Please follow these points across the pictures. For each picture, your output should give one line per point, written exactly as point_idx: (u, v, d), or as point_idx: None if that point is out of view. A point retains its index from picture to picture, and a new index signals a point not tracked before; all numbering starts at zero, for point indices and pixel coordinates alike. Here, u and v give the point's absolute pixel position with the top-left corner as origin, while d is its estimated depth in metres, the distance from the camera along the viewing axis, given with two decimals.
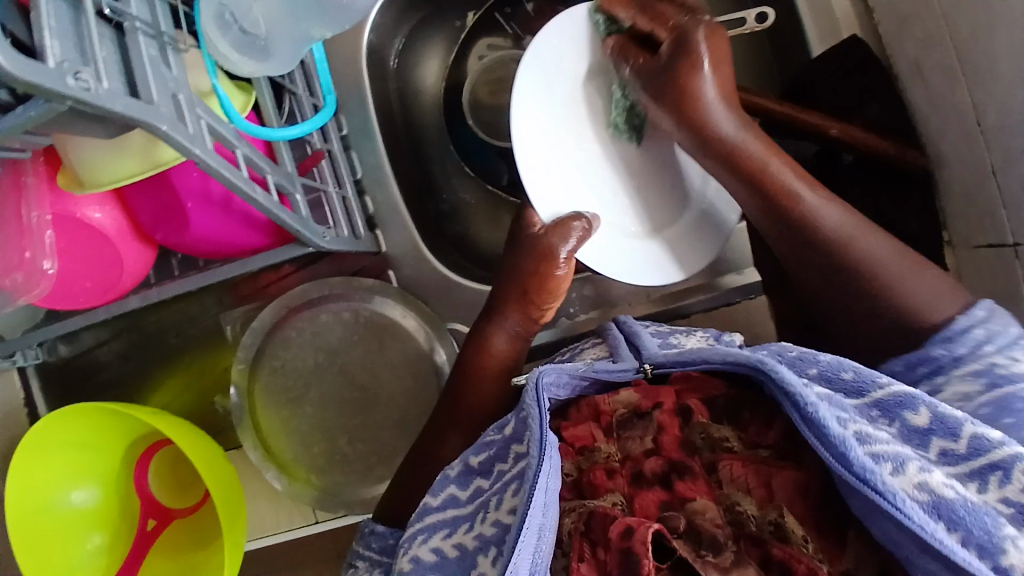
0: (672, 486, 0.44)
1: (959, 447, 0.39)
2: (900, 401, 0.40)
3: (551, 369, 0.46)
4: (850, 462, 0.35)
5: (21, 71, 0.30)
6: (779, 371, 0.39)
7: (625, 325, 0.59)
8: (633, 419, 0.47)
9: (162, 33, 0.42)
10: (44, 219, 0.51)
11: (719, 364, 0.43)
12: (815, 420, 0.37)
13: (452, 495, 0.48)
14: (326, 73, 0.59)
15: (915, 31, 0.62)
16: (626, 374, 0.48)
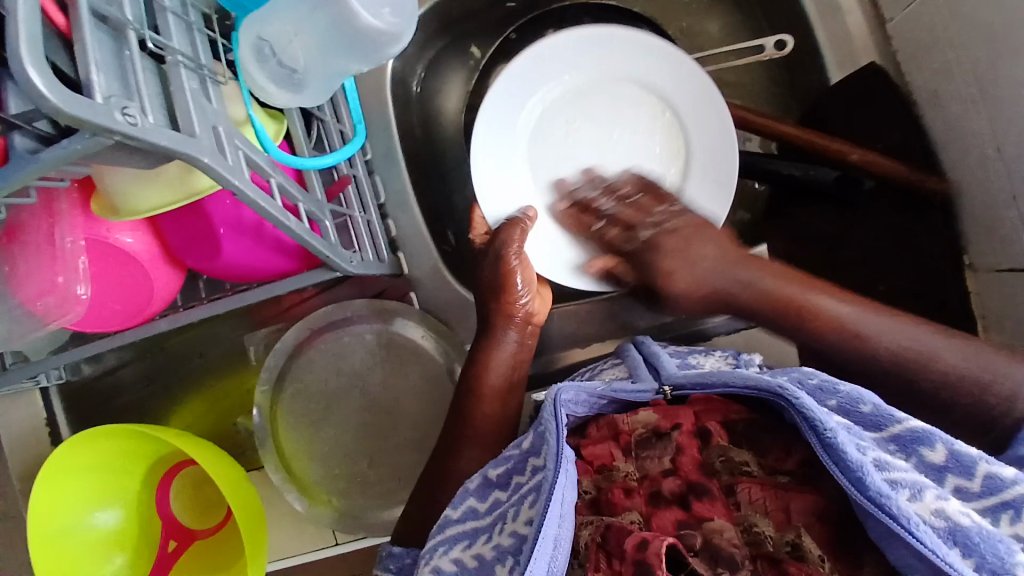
0: (690, 506, 0.44)
1: (971, 485, 0.40)
2: (917, 436, 0.42)
3: (569, 386, 0.47)
4: (867, 488, 0.37)
5: (69, 107, 0.31)
6: (800, 398, 0.40)
7: (643, 346, 0.59)
8: (652, 439, 0.48)
9: (202, 67, 0.43)
10: (78, 245, 0.52)
11: (740, 389, 0.45)
12: (834, 445, 0.38)
13: (472, 507, 0.48)
14: (356, 102, 0.59)
15: (933, 58, 0.63)
16: (645, 395, 0.48)
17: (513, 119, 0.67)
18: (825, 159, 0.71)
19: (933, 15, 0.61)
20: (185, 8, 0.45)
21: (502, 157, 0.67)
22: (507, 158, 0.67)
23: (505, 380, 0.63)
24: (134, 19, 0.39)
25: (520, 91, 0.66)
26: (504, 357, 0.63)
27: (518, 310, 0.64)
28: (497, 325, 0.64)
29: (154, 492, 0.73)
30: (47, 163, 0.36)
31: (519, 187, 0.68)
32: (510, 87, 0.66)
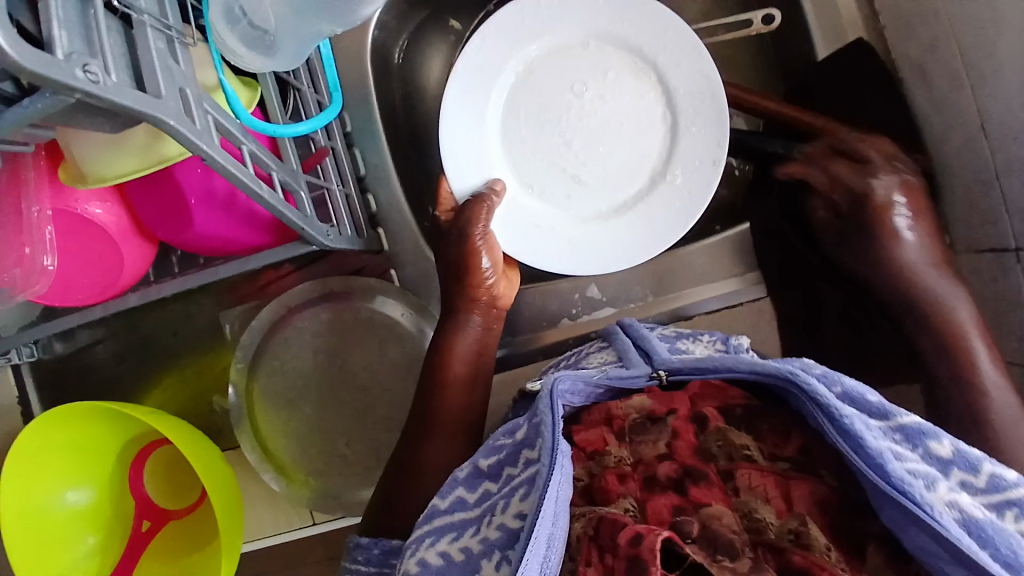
0: (686, 491, 0.43)
1: (977, 481, 0.38)
2: (923, 430, 0.39)
3: (566, 375, 0.44)
4: (887, 473, 0.35)
5: (26, 59, 0.30)
6: (813, 386, 0.38)
7: (630, 329, 0.57)
8: (646, 424, 0.46)
9: (171, 28, 0.41)
10: (44, 215, 0.51)
11: (742, 373, 0.41)
12: (853, 433, 0.36)
13: (460, 499, 0.46)
14: (332, 70, 0.55)
15: (920, 34, 0.62)
16: (638, 381, 0.45)
17: (480, 75, 0.63)
18: (815, 136, 0.69)
19: None
20: None
21: (473, 113, 0.63)
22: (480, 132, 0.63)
23: (472, 365, 0.63)
24: None
25: (496, 44, 0.62)
26: (469, 341, 0.63)
27: (483, 291, 0.63)
28: (459, 307, 0.64)
29: (128, 471, 0.71)
30: (10, 123, 0.35)
31: (484, 150, 0.64)
32: (485, 51, 0.62)
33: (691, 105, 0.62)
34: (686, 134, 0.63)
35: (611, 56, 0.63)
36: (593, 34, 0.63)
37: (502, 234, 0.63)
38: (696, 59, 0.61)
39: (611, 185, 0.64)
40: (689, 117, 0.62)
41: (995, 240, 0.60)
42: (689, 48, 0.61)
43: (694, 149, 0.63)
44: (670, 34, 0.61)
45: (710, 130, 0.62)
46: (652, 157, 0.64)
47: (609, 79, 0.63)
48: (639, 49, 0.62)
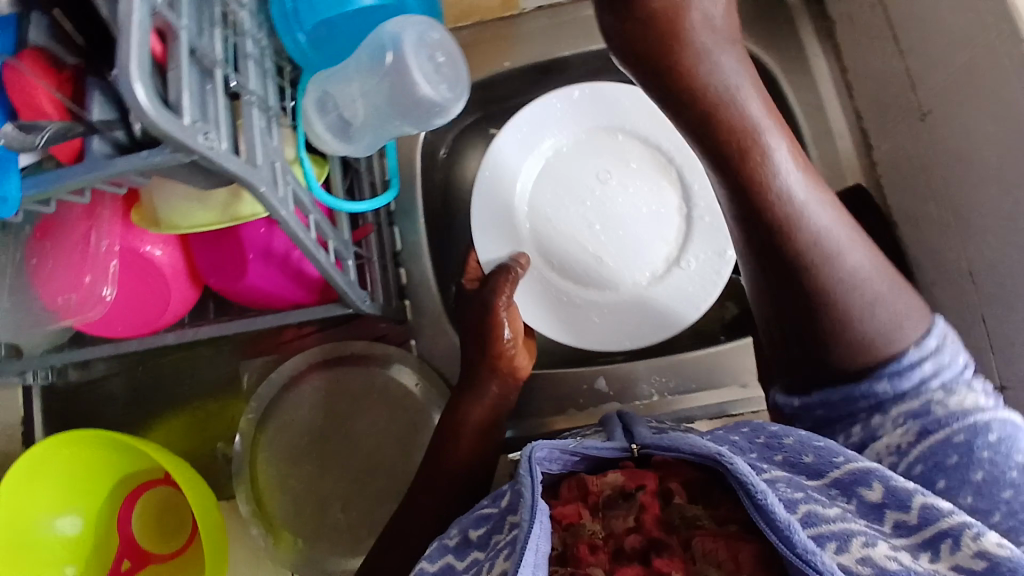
0: (650, 562, 0.45)
1: (910, 517, 0.43)
2: (854, 478, 0.44)
3: (543, 444, 0.49)
4: (795, 545, 0.38)
5: (160, 120, 0.35)
6: (733, 462, 0.42)
7: (625, 415, 0.58)
8: (618, 500, 0.49)
9: (270, 109, 0.47)
10: (112, 249, 0.55)
11: (688, 454, 0.46)
12: (764, 506, 0.39)
13: (450, 563, 0.49)
14: (395, 162, 0.67)
15: (915, 187, 0.70)
16: (615, 452, 0.50)
17: (514, 163, 0.72)
18: None
19: (918, 149, 0.69)
20: (263, 55, 0.49)
21: (507, 197, 0.72)
22: (508, 210, 0.72)
23: (477, 437, 0.67)
24: (221, 57, 0.44)
25: (532, 135, 0.72)
26: (485, 405, 0.67)
27: (505, 361, 0.67)
28: (473, 361, 0.68)
29: (118, 510, 0.71)
30: (121, 170, 0.40)
31: (512, 226, 0.72)
32: (514, 141, 0.72)
33: (701, 198, 0.71)
34: (697, 224, 0.71)
35: (630, 152, 0.73)
36: (614, 131, 0.73)
37: (527, 304, 0.71)
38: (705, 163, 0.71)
39: (630, 264, 0.72)
40: (701, 207, 0.71)
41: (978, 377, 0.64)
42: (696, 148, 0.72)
43: (704, 235, 0.71)
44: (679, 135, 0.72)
45: (713, 225, 0.71)
46: (667, 243, 0.72)
47: (629, 172, 0.73)
48: (654, 146, 0.72)
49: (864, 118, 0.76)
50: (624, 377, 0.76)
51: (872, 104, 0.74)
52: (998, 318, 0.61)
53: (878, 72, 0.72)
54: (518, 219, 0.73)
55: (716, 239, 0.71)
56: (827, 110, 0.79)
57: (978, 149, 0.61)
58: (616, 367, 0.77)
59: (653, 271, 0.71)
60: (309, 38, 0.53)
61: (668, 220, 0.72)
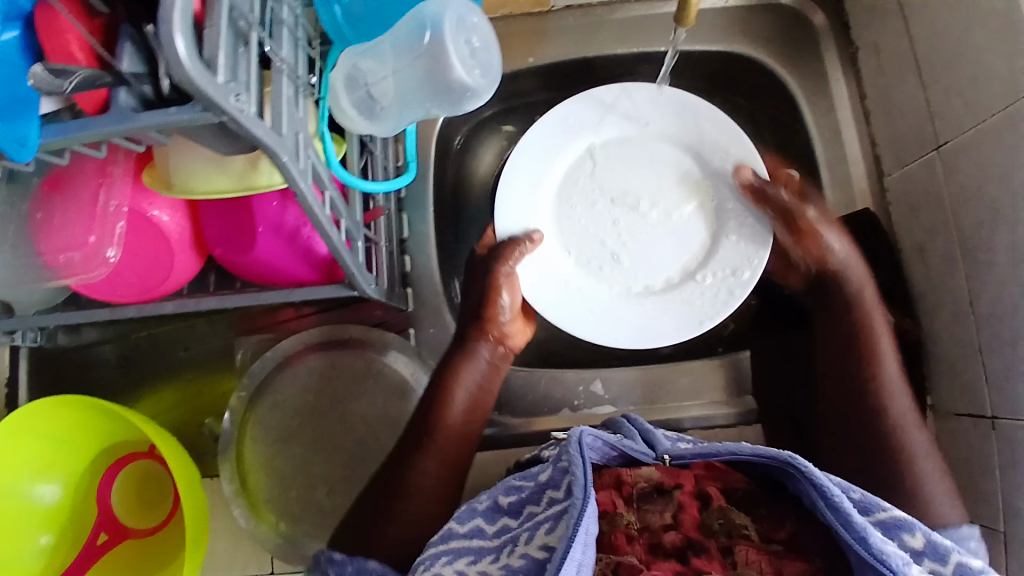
0: (689, 560, 0.53)
1: (945, 569, 0.48)
2: (899, 523, 0.50)
3: (590, 431, 0.56)
4: (869, 545, 0.46)
5: (199, 78, 0.34)
6: (812, 471, 0.49)
7: (635, 422, 0.66)
8: (653, 494, 0.57)
9: (299, 78, 0.47)
10: (120, 211, 0.54)
11: (748, 456, 0.53)
12: (852, 521, 0.46)
13: (479, 526, 0.55)
14: (412, 144, 0.64)
15: (922, 218, 0.71)
16: (646, 456, 0.59)
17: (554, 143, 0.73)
18: None
19: (929, 181, 0.70)
20: (297, 23, 0.48)
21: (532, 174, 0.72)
22: (536, 190, 0.72)
23: (465, 419, 0.67)
24: (257, 19, 0.43)
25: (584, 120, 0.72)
26: (474, 374, 0.69)
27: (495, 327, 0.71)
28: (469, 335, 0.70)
29: (98, 480, 0.70)
30: (147, 124, 0.38)
31: (538, 210, 0.73)
32: (563, 121, 0.72)
33: (737, 214, 0.70)
34: (726, 240, 0.70)
35: (678, 157, 0.72)
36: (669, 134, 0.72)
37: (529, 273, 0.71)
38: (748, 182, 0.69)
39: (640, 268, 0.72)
40: (736, 222, 0.70)
41: (972, 406, 0.67)
42: (745, 163, 0.70)
43: (731, 250, 0.70)
44: (732, 149, 0.70)
45: (756, 233, 0.69)
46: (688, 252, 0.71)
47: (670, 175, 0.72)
48: (705, 157, 0.71)
49: (878, 145, 0.77)
50: (622, 382, 0.77)
51: (888, 132, 0.75)
52: (997, 353, 0.63)
53: (897, 103, 0.73)
54: (544, 201, 0.73)
55: (737, 259, 0.69)
56: (843, 134, 0.79)
57: (991, 185, 0.62)
58: (612, 372, 0.77)
59: (664, 275, 0.71)
60: (346, 12, 0.51)
61: (696, 231, 0.71)
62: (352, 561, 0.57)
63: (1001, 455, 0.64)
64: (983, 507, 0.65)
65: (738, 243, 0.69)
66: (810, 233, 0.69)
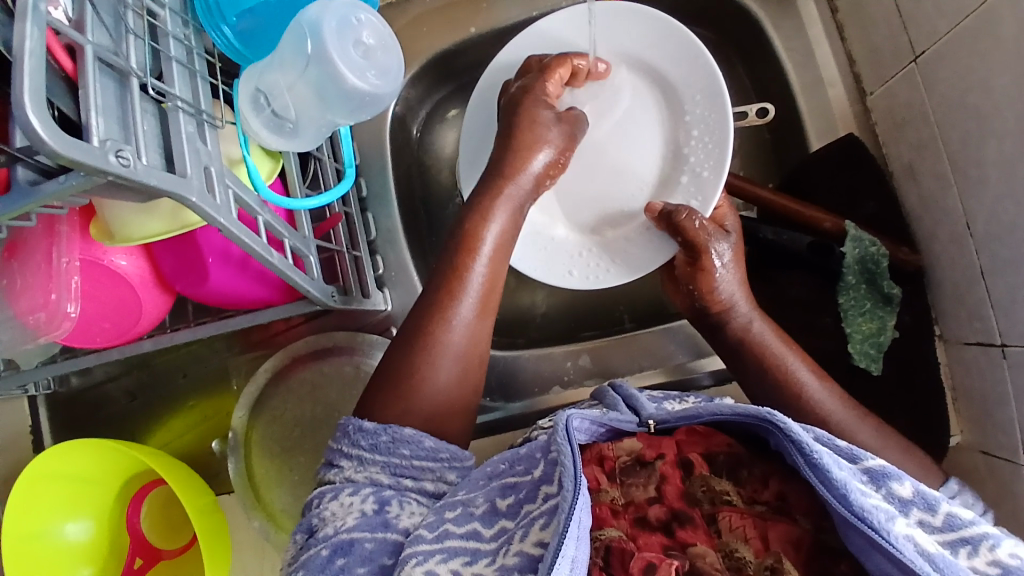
0: (673, 533, 0.49)
1: (934, 520, 0.44)
2: (886, 472, 0.45)
3: (577, 414, 0.50)
4: (851, 502, 0.41)
5: (63, 148, 0.34)
6: (786, 423, 0.44)
7: (622, 388, 0.60)
8: (635, 467, 0.52)
9: (201, 112, 0.46)
10: (73, 265, 0.55)
11: (727, 416, 0.48)
12: (820, 464, 0.42)
13: (476, 529, 0.48)
14: (349, 147, 0.61)
15: (910, 135, 0.65)
16: (631, 425, 0.53)
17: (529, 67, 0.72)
18: (802, 226, 0.73)
19: (911, 94, 0.64)
20: (191, 57, 0.47)
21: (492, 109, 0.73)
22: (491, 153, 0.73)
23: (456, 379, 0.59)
24: (138, 66, 0.42)
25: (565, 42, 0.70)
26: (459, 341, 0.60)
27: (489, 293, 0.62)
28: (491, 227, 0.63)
29: (126, 508, 0.74)
30: (44, 196, 0.39)
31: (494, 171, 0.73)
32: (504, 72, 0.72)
33: (698, 155, 0.67)
34: (679, 186, 0.68)
35: (651, 95, 0.70)
36: (634, 61, 0.70)
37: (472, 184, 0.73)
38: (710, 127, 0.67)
39: (586, 210, 0.72)
40: (689, 166, 0.68)
41: (980, 334, 0.61)
42: (710, 97, 0.67)
43: (684, 194, 0.68)
44: (694, 65, 0.67)
45: (705, 184, 0.66)
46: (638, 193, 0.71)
47: (644, 114, 0.71)
48: (670, 82, 0.69)
49: (857, 62, 0.71)
50: (611, 353, 0.75)
51: (866, 47, 0.69)
52: (999, 275, 0.58)
53: (870, 13, 0.67)
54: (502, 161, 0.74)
55: (704, 185, 0.66)
56: (817, 55, 0.73)
57: (974, 95, 0.57)
58: (599, 346, 0.76)
59: (609, 217, 0.71)
60: (236, 31, 0.52)
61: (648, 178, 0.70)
62: (385, 429, 0.54)
63: (1014, 385, 0.59)
64: (1002, 439, 0.61)
65: (700, 155, 0.67)
66: (705, 270, 0.65)
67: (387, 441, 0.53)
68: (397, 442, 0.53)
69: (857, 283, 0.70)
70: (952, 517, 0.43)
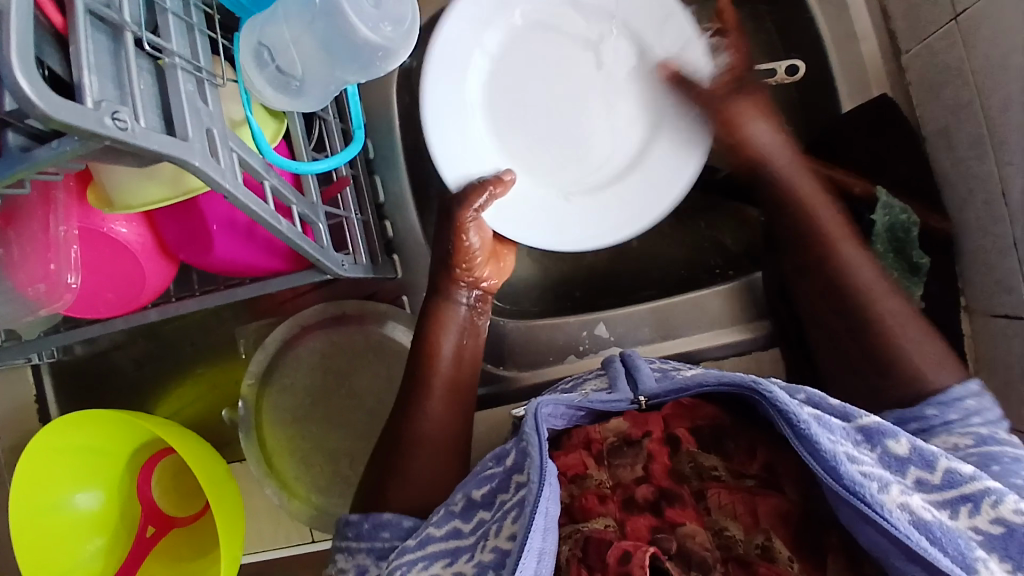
0: (662, 512, 0.47)
1: (932, 478, 0.43)
2: (881, 429, 0.44)
3: (548, 401, 0.48)
4: (840, 474, 0.39)
5: (55, 111, 0.31)
6: (773, 393, 0.41)
7: (628, 356, 0.57)
8: (622, 447, 0.50)
9: (200, 69, 0.43)
10: (71, 234, 0.52)
11: (712, 386, 0.46)
12: (808, 436, 0.40)
13: (456, 527, 0.48)
14: (355, 108, 0.58)
15: (947, 97, 0.62)
16: (620, 405, 0.50)
17: (473, 52, 0.66)
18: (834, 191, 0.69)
19: (952, 51, 0.60)
20: (187, 9, 0.44)
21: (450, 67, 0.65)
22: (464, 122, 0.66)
23: (444, 435, 0.61)
24: (132, 18, 0.39)
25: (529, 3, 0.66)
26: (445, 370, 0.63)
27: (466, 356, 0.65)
28: (444, 288, 0.66)
29: (136, 478, 0.73)
30: (34, 163, 0.36)
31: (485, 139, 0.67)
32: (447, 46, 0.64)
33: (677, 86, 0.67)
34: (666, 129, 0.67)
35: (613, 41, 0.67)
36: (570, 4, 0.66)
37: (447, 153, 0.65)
38: (683, 48, 0.65)
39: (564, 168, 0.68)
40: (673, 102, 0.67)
41: (1010, 306, 0.59)
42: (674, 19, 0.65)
43: (676, 138, 0.66)
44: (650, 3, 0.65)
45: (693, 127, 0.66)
46: (618, 152, 0.68)
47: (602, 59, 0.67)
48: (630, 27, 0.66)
49: (892, 18, 0.67)
50: (624, 322, 0.73)
51: (902, 1, 0.65)
52: None
53: None
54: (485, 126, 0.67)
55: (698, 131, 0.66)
56: (851, 8, 0.69)
57: (1020, 53, 0.53)
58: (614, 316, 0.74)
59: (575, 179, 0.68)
60: None
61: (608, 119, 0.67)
62: (367, 517, 0.55)
63: None
64: None
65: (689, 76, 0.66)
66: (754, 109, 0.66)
67: (369, 527, 0.54)
68: (377, 526, 0.54)
69: (884, 253, 0.66)
70: (954, 476, 0.42)
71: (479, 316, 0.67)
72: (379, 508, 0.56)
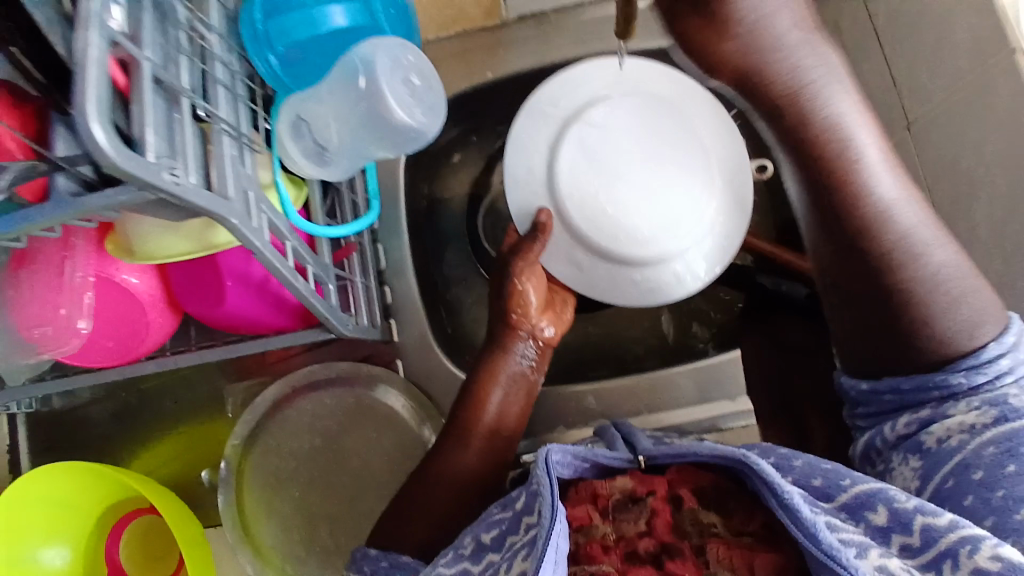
0: (663, 565, 0.46)
1: (913, 540, 0.44)
2: (862, 502, 0.45)
3: (557, 448, 0.50)
4: (821, 541, 0.40)
5: (126, 163, 0.34)
6: (759, 464, 0.43)
7: (623, 427, 0.61)
8: (627, 503, 0.50)
9: (243, 136, 0.46)
10: (86, 281, 0.54)
11: (708, 458, 0.48)
12: (792, 506, 0.42)
13: (464, 569, 0.49)
14: (374, 178, 0.66)
15: None
16: (621, 462, 0.53)
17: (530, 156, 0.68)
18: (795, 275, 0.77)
19: (906, 159, 0.68)
20: (234, 81, 0.48)
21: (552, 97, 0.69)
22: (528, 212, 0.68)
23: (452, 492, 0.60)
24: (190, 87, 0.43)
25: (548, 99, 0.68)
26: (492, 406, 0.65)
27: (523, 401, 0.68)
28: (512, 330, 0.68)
29: (106, 537, 0.70)
30: (86, 208, 0.38)
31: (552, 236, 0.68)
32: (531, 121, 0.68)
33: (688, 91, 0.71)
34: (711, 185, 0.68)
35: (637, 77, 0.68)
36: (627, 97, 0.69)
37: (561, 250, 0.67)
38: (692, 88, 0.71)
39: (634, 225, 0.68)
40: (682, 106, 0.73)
41: None
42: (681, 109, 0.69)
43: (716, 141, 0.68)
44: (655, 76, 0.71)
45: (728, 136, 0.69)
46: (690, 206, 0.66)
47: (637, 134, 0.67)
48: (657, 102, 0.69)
49: None
50: (610, 394, 0.76)
51: None
52: None
53: (863, 84, 0.72)
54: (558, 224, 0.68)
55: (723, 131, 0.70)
56: None
57: None
58: (603, 387, 0.76)
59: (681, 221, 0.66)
60: (282, 59, 0.53)
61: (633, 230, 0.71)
62: (385, 554, 0.55)
63: None
64: None
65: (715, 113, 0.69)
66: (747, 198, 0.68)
67: (386, 566, 0.54)
68: (394, 567, 0.53)
69: None
70: (935, 531, 0.43)
71: (533, 371, 0.69)
72: (392, 549, 0.56)
